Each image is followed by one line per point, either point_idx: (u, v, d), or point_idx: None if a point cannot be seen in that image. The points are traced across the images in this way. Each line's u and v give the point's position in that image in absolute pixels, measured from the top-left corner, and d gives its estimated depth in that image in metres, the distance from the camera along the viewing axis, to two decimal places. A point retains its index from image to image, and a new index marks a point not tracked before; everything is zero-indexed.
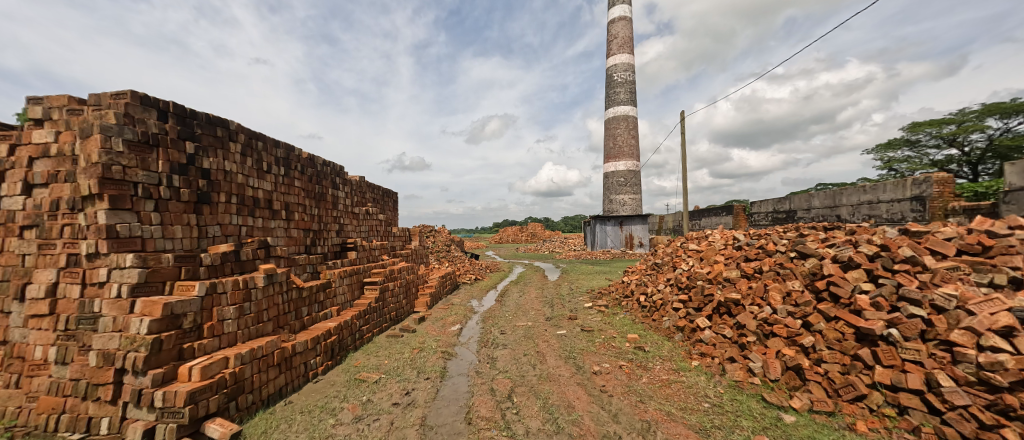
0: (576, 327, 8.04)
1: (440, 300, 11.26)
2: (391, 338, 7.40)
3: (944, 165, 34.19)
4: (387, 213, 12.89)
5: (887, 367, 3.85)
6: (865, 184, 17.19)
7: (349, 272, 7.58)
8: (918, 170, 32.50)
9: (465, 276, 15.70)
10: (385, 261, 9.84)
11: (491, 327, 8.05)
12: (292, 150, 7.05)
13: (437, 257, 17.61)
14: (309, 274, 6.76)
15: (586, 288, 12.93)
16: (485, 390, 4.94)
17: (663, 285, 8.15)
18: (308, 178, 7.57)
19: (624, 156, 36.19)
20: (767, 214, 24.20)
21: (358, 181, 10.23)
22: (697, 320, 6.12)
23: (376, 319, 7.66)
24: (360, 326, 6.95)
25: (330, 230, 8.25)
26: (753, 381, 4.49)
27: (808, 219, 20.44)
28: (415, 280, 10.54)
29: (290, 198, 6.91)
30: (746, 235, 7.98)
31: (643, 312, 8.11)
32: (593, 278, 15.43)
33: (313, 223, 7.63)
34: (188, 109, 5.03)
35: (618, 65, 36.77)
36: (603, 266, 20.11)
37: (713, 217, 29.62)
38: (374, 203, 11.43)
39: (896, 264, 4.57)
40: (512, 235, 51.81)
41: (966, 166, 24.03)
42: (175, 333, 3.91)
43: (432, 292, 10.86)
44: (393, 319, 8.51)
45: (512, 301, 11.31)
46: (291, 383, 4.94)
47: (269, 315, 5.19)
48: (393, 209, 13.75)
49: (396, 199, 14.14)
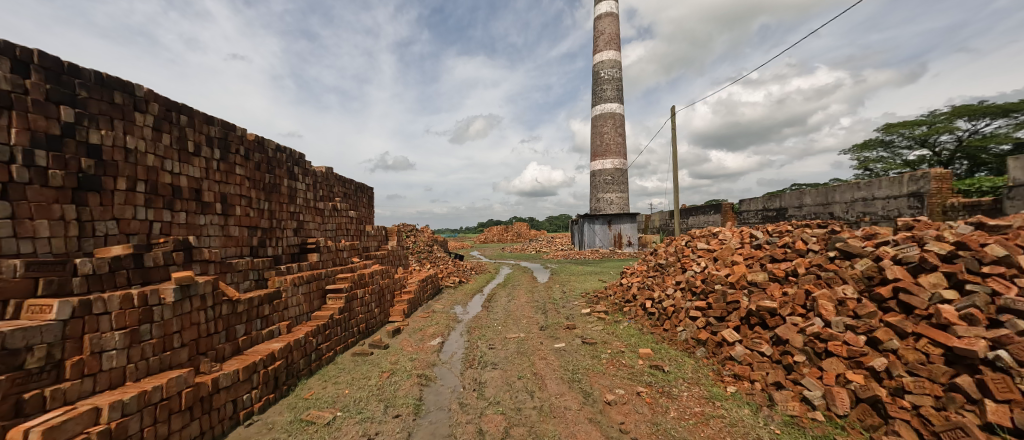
0: (576, 339, 6.98)
1: (420, 307, 10.02)
2: (357, 358, 6.14)
3: (918, 165, 35.13)
4: (359, 210, 11.56)
5: (999, 403, 2.91)
6: (859, 180, 16.85)
7: (306, 279, 6.29)
8: (895, 170, 33.20)
9: (448, 278, 14.47)
10: (355, 264, 8.55)
11: (477, 341, 6.92)
12: (231, 128, 5.72)
13: (418, 258, 16.33)
14: (252, 282, 5.46)
15: (580, 291, 11.95)
16: (472, 434, 3.81)
17: (673, 290, 7.20)
18: (255, 165, 6.24)
19: (612, 153, 35.57)
20: (757, 212, 23.86)
21: (323, 173, 8.87)
22: (723, 334, 5.15)
23: (339, 335, 6.40)
24: (317, 345, 5.70)
25: (285, 228, 6.93)
26: (814, 417, 3.53)
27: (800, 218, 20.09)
28: (391, 285, 9.29)
29: (228, 188, 5.59)
30: (764, 233, 7.11)
31: (651, 320, 7.12)
32: (585, 280, 14.47)
33: (261, 220, 6.30)
34: (67, 63, 3.69)
35: (605, 61, 36.17)
36: (593, 267, 19.19)
37: (701, 215, 29.27)
38: (342, 199, 10.04)
39: (983, 267, 3.69)
40: (497, 234, 50.60)
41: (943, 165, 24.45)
42: (10, 379, 2.61)
43: (410, 299, 9.62)
44: (362, 332, 7.26)
45: (500, 307, 10.19)
46: (209, 432, 3.69)
47: (183, 340, 3.90)
48: (366, 206, 12.37)
49: (370, 194, 12.78)
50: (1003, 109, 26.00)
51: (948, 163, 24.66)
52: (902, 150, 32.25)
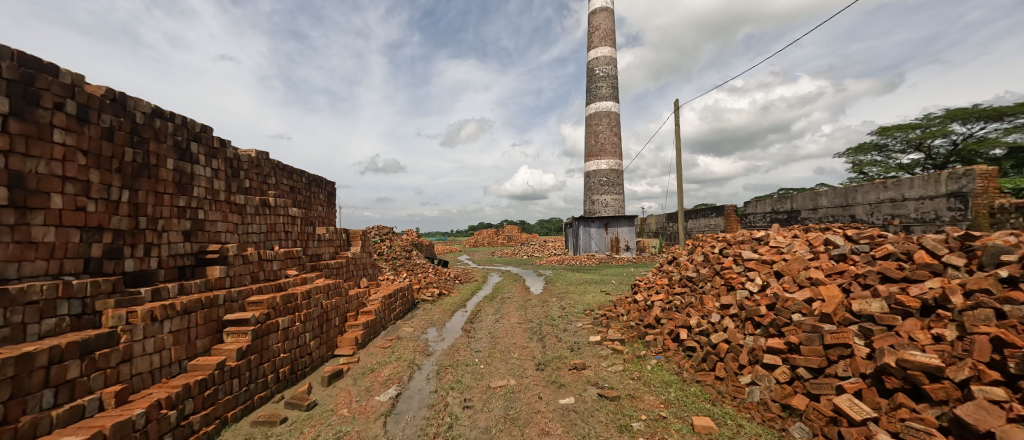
0: (589, 388, 4.91)
1: (383, 331, 7.88)
2: (258, 430, 3.98)
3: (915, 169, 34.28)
4: (309, 207, 9.36)
5: None
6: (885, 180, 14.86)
7: (184, 308, 4.11)
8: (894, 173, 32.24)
9: (425, 290, 12.28)
10: (288, 279, 6.37)
11: (448, 393, 4.82)
12: (45, 70, 3.55)
13: (391, 265, 14.11)
14: (63, 320, 3.28)
15: (583, 308, 9.92)
16: None
17: (722, 318, 5.20)
18: (103, 133, 4.04)
19: (607, 154, 33.80)
20: (764, 215, 21.96)
21: (245, 158, 6.67)
22: (841, 404, 3.18)
23: (236, 392, 4.23)
24: (182, 418, 3.53)
25: (167, 231, 4.73)
26: None
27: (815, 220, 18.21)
28: (342, 305, 7.12)
29: (28, 163, 3.37)
30: (843, 239, 5.21)
31: (692, 360, 5.12)
32: (586, 292, 12.45)
33: (113, 217, 4.08)
34: None
35: (599, 58, 34.46)
36: (592, 275, 17.20)
37: (702, 218, 27.62)
38: (280, 194, 7.80)
39: None
40: (487, 238, 48.36)
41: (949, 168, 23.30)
42: None
43: (370, 321, 7.47)
44: (286, 379, 5.10)
45: (485, 330, 8.09)
46: None
47: None
48: (322, 204, 10.12)
49: (328, 190, 10.56)
50: (1010, 109, 25.01)
51: (957, 164, 23.49)
52: (902, 153, 31.27)
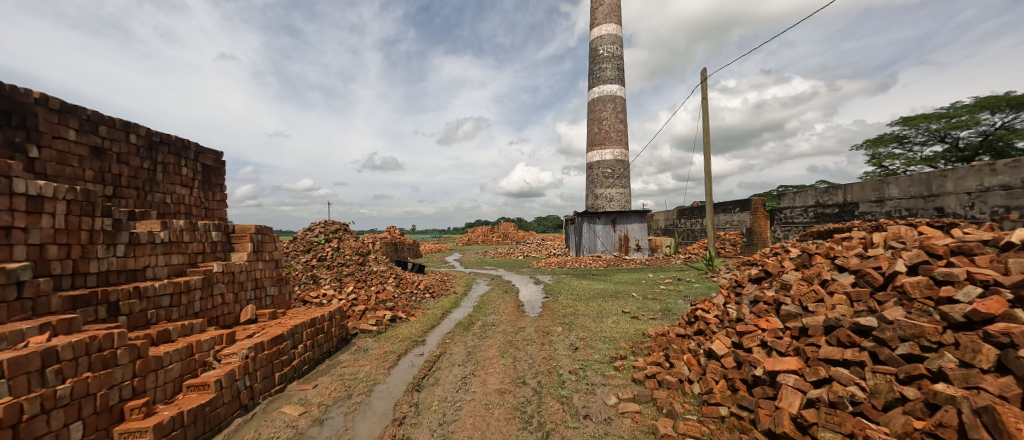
0: None
1: (231, 424, 4.07)
2: None
3: None
4: (142, 187, 5.51)
5: None
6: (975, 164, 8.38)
7: None
8: (920, 165, 28.34)
9: (369, 313, 8.39)
10: None
11: None
12: None
13: (332, 274, 10.26)
14: None
15: (607, 352, 6.13)
16: None
17: None
18: None
19: (611, 142, 29.92)
20: (803, 209, 17.58)
21: None
22: None
23: None
24: None
25: None
26: None
27: (863, 215, 11.75)
28: (106, 388, 3.26)
29: None
30: None
31: None
32: (603, 316, 8.56)
33: None
34: None
35: (604, 36, 30.42)
36: (602, 285, 13.29)
37: (724, 214, 23.91)
38: (4, 155, 3.88)
39: None
40: (480, 236, 44.58)
41: (987, 159, 19.92)
42: None
43: (194, 411, 3.64)
44: None
45: (430, 413, 4.29)
46: None
47: None
48: (183, 184, 6.25)
49: (201, 164, 6.69)
50: None
51: (988, 158, 20.01)
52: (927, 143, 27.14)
